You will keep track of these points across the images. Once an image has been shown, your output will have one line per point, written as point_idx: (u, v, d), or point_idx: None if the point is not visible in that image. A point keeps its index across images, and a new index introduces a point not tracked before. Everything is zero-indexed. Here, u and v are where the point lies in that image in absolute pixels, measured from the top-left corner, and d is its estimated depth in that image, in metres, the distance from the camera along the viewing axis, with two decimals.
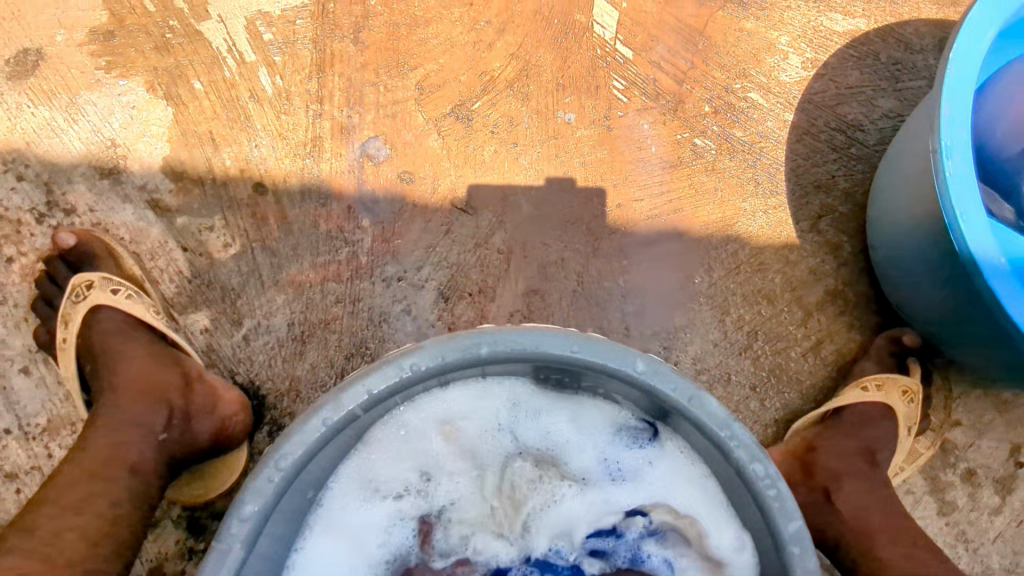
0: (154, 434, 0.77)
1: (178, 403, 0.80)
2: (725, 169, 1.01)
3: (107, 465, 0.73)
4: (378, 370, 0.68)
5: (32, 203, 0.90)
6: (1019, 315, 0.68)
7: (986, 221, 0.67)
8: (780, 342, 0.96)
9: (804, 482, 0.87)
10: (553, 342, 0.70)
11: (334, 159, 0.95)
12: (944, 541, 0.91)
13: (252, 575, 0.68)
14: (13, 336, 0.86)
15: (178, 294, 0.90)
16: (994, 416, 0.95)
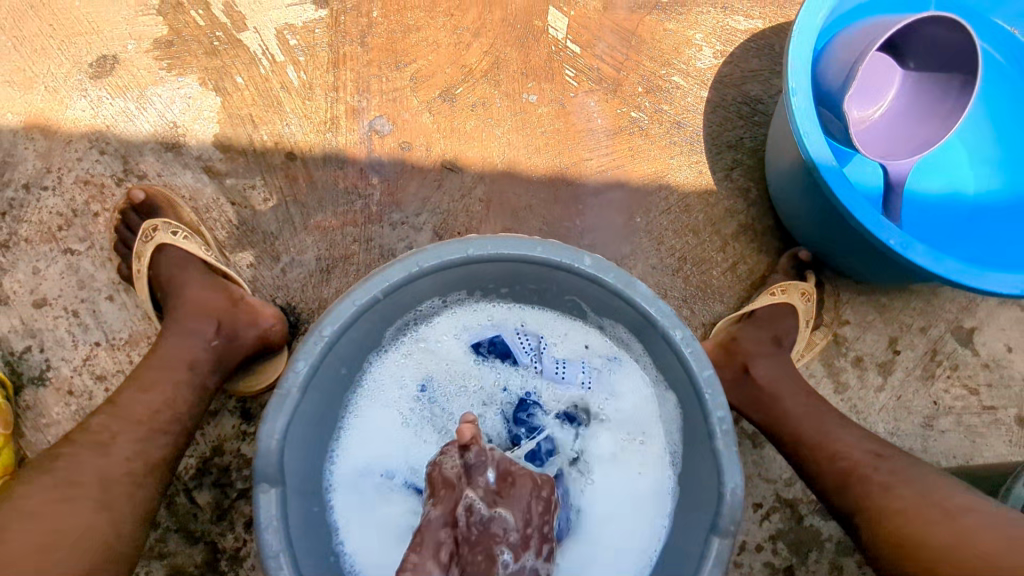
0: (207, 339, 0.98)
1: (226, 318, 1.01)
2: (656, 135, 1.29)
3: (186, 349, 0.96)
4: (392, 266, 0.92)
5: (112, 171, 1.15)
6: (848, 201, 0.93)
7: (821, 138, 0.94)
8: (704, 264, 1.22)
9: (727, 362, 1.09)
10: (523, 244, 0.94)
11: (348, 134, 1.21)
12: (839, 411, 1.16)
13: (302, 423, 0.90)
14: (100, 271, 1.09)
15: (229, 238, 1.14)
16: (875, 315, 1.21)
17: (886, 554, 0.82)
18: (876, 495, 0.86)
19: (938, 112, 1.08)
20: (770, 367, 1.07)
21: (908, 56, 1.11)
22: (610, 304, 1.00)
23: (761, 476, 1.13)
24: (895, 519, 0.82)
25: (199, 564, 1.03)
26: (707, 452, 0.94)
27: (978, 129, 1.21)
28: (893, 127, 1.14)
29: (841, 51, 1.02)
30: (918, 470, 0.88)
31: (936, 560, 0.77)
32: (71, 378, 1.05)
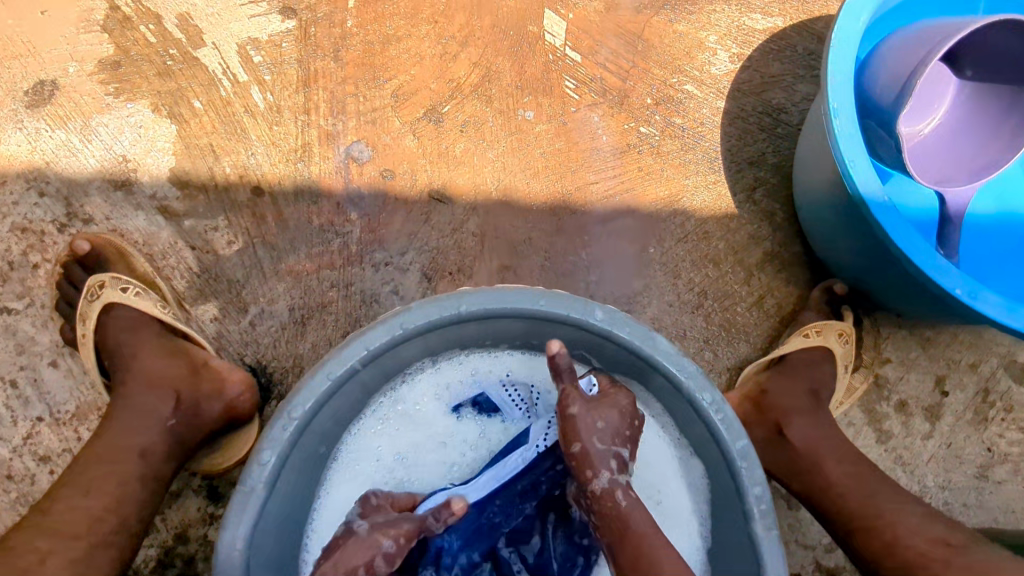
0: (162, 418, 0.85)
1: (185, 391, 0.87)
2: (669, 152, 1.15)
3: (138, 431, 0.83)
4: (372, 330, 0.79)
5: (54, 216, 1.00)
6: (905, 243, 0.79)
7: (870, 169, 0.79)
8: (727, 300, 1.08)
9: (758, 419, 0.96)
10: (524, 299, 0.81)
11: (322, 162, 1.07)
12: (883, 464, 1.03)
13: (270, 519, 0.77)
14: (40, 333, 0.95)
15: (189, 288, 1.00)
16: (919, 352, 1.08)
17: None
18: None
19: (1002, 127, 0.96)
20: (807, 426, 0.94)
21: (967, 64, 0.99)
22: (621, 360, 0.87)
23: (799, 542, 1.00)
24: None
25: None
26: (742, 534, 0.81)
27: None
28: (950, 143, 1.03)
29: (895, 58, 0.88)
30: (993, 558, 0.75)
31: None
32: (10, 460, 0.92)
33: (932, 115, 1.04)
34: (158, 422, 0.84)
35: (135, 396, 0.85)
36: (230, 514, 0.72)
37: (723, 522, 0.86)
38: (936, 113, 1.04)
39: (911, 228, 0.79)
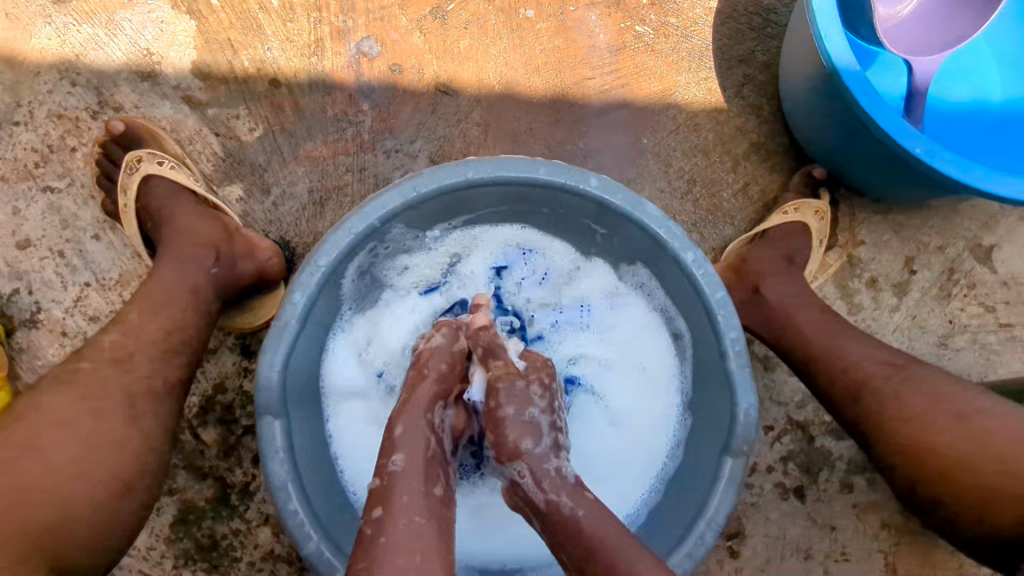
0: (207, 267, 0.93)
1: (224, 247, 0.95)
2: (662, 50, 1.20)
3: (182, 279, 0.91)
4: (387, 191, 0.87)
5: (87, 104, 1.08)
6: (872, 109, 0.86)
7: (843, 39, 0.87)
8: (714, 186, 1.16)
9: (737, 282, 1.05)
10: (524, 167, 0.89)
11: (334, 58, 1.14)
12: None
13: (302, 355, 0.88)
14: (82, 209, 1.05)
15: (215, 171, 1.09)
16: (892, 235, 1.17)
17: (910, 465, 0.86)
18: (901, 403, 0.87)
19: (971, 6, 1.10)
20: (783, 283, 1.03)
21: None
22: (623, 230, 0.95)
23: (773, 400, 1.12)
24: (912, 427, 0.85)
25: (209, 500, 1.03)
26: (718, 376, 0.92)
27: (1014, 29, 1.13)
28: (923, 22, 1.14)
29: None
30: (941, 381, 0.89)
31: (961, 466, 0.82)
32: (63, 320, 1.03)
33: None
34: (199, 270, 0.92)
35: (180, 248, 0.93)
36: (268, 341, 0.83)
37: (705, 375, 0.95)
38: None
39: (880, 96, 0.87)
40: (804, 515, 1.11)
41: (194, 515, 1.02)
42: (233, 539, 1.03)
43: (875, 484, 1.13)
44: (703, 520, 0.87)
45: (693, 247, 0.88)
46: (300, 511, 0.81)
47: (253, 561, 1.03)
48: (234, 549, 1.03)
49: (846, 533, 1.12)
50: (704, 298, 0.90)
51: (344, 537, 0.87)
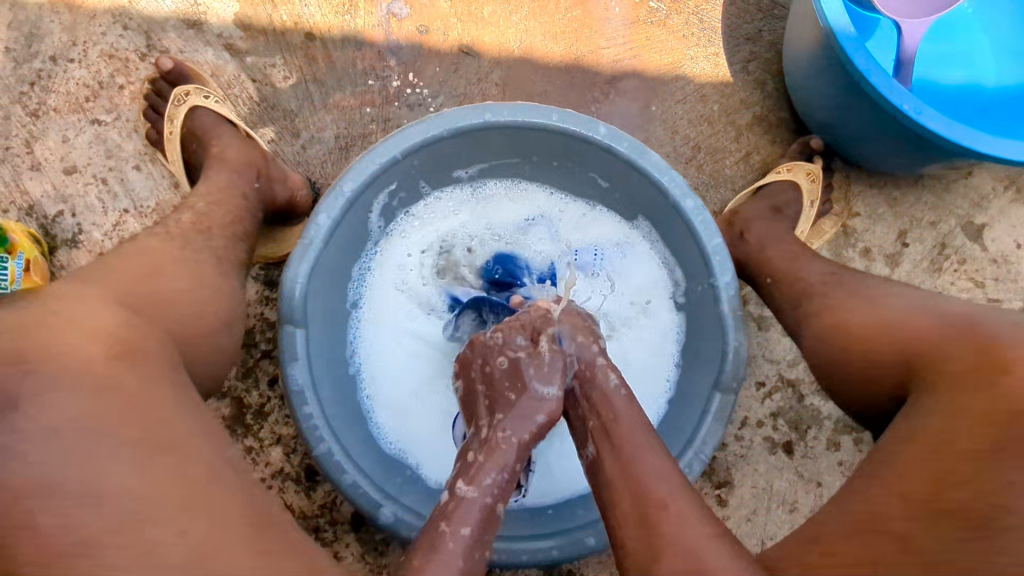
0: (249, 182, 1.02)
1: (263, 170, 1.05)
2: (675, 25, 1.26)
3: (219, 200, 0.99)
4: (409, 128, 0.92)
5: (136, 46, 1.17)
6: (862, 66, 0.94)
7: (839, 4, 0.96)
8: (717, 153, 1.23)
9: (727, 231, 1.13)
10: (539, 112, 0.94)
11: (367, 16, 1.20)
12: None
13: (323, 277, 0.94)
14: (126, 141, 1.14)
15: (250, 114, 1.17)
16: (886, 209, 1.23)
17: (828, 355, 0.87)
18: (835, 306, 0.89)
19: None
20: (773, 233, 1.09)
21: None
22: (632, 183, 1.00)
23: (764, 357, 1.17)
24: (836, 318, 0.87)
25: (226, 418, 1.09)
26: (714, 319, 0.97)
27: (1005, 17, 1.20)
28: None
29: None
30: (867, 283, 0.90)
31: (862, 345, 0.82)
32: (103, 242, 1.11)
33: None
34: (246, 182, 1.02)
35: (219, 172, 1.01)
36: (293, 259, 0.89)
37: (702, 322, 1.00)
38: None
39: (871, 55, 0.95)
40: (791, 470, 1.15)
41: None
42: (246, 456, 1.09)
43: (862, 444, 1.16)
44: (691, 451, 0.91)
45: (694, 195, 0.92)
46: (315, 415, 0.86)
47: (264, 478, 1.09)
48: None
49: (832, 491, 1.15)
50: (703, 246, 0.95)
51: (354, 446, 0.91)
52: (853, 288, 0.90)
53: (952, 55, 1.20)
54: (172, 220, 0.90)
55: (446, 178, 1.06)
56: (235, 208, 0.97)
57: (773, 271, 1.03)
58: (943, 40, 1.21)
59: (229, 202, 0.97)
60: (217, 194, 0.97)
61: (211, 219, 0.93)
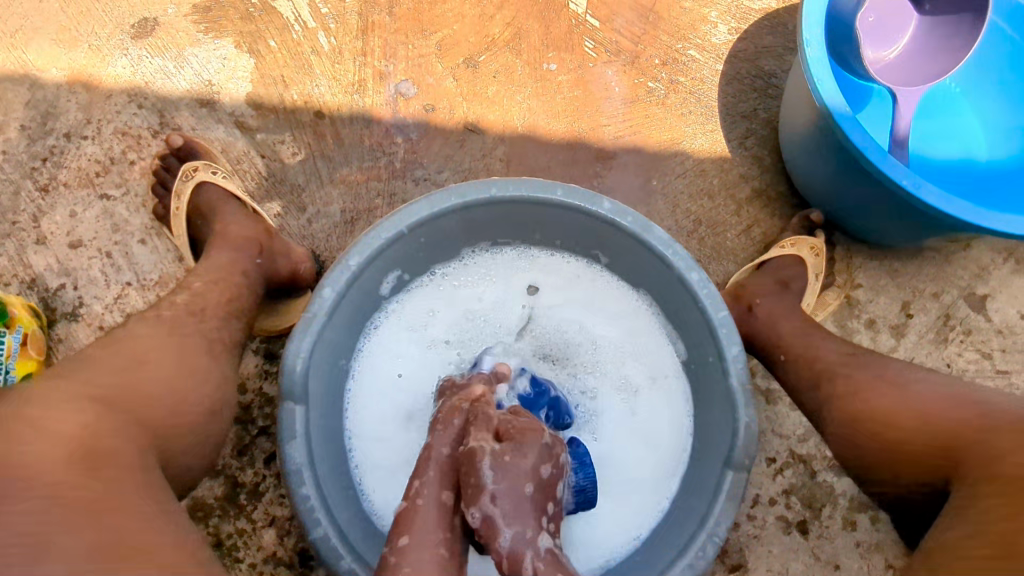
0: (250, 256, 1.03)
1: (266, 244, 1.06)
2: (674, 104, 1.30)
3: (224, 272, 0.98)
4: (416, 202, 0.93)
5: (149, 124, 1.20)
6: (862, 143, 0.97)
7: (835, 85, 1.00)
8: (718, 227, 1.25)
9: (734, 303, 1.12)
10: (545, 187, 0.96)
11: (375, 95, 1.24)
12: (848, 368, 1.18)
13: (325, 351, 0.93)
14: (133, 216, 1.15)
15: (258, 188, 1.19)
16: (888, 280, 1.23)
17: (852, 442, 0.86)
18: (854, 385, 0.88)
19: (947, 47, 1.24)
20: (776, 305, 1.09)
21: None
22: (635, 254, 1.00)
23: (774, 431, 1.14)
24: (860, 403, 0.86)
25: (218, 498, 1.05)
26: (721, 392, 0.95)
27: (991, 95, 1.23)
28: (907, 64, 1.28)
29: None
30: (886, 363, 0.90)
31: (889, 431, 0.81)
32: (103, 315, 1.10)
33: (895, 44, 1.28)
34: (248, 258, 1.02)
35: (225, 248, 1.02)
36: (296, 331, 0.88)
37: (711, 393, 0.98)
38: (898, 42, 1.28)
39: (869, 133, 0.98)
40: (807, 552, 1.10)
41: (203, 512, 1.04)
42: (238, 539, 1.04)
43: (879, 523, 1.12)
44: (704, 532, 0.87)
45: (699, 268, 0.92)
46: (312, 497, 0.83)
47: (255, 563, 1.04)
48: (238, 549, 1.04)
49: (851, 574, 1.10)
50: (709, 318, 0.94)
51: (352, 529, 0.87)
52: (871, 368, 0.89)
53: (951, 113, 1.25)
54: (165, 302, 0.90)
55: (452, 248, 1.05)
56: (231, 285, 0.97)
57: (782, 346, 1.03)
58: (933, 118, 1.25)
59: (227, 279, 0.97)
60: (217, 272, 0.97)
61: (206, 299, 0.92)
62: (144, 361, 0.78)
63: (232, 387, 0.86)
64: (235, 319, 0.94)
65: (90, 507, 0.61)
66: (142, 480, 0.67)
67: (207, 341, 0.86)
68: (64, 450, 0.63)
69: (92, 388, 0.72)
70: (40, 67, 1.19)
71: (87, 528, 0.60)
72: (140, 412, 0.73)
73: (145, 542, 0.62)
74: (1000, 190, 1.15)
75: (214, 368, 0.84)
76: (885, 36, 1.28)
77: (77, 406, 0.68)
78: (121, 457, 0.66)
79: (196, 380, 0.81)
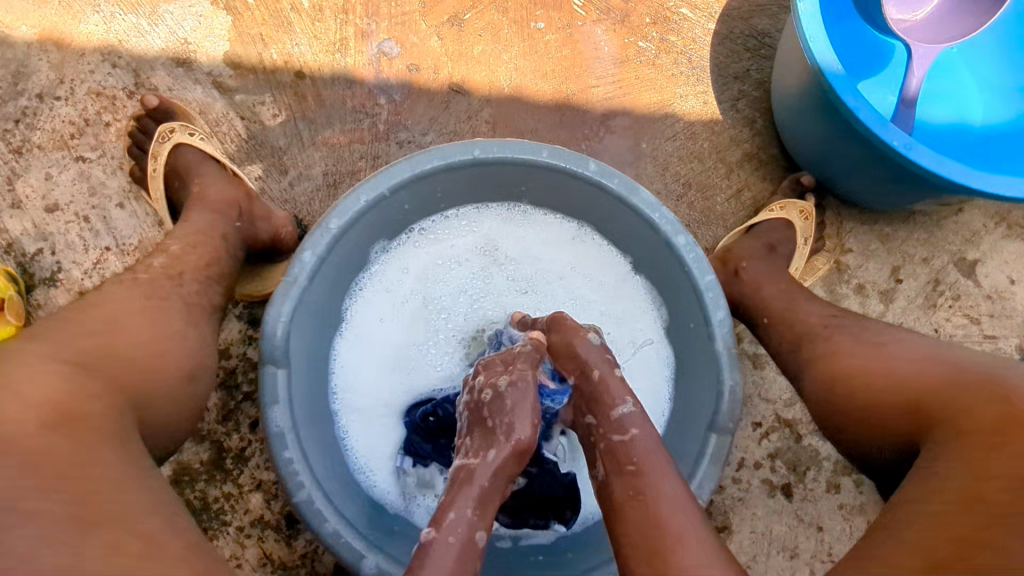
0: (231, 220, 1.01)
1: (245, 207, 1.04)
2: (665, 64, 1.26)
3: (204, 234, 0.96)
4: (398, 163, 0.91)
5: (124, 84, 1.16)
6: (851, 103, 0.95)
7: (828, 42, 0.97)
8: (707, 191, 1.23)
9: (721, 268, 1.11)
10: (531, 148, 0.93)
11: (357, 55, 1.20)
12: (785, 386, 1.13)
13: (307, 313, 0.91)
14: (110, 179, 1.12)
15: (237, 151, 1.17)
16: (878, 245, 1.22)
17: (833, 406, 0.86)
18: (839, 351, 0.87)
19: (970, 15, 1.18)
20: (764, 268, 1.08)
21: None
22: (621, 216, 0.98)
23: (760, 395, 1.14)
24: (841, 366, 0.86)
25: (204, 462, 1.05)
26: (707, 356, 0.94)
27: (996, 73, 1.20)
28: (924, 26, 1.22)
29: None
30: (870, 328, 0.90)
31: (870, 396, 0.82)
32: (82, 280, 1.09)
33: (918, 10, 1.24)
34: (227, 222, 1.00)
35: (203, 211, 1.00)
36: (276, 294, 0.86)
37: (696, 357, 0.97)
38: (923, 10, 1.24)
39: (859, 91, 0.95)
40: (791, 514, 1.12)
41: (189, 477, 1.04)
42: (224, 503, 1.04)
43: (862, 486, 1.13)
44: (688, 494, 0.87)
45: (685, 231, 0.91)
46: (294, 460, 0.82)
47: (242, 526, 1.04)
48: (225, 514, 1.04)
49: (833, 535, 1.11)
50: (695, 282, 0.92)
51: (334, 491, 0.87)
52: (856, 333, 0.89)
53: (953, 56, 1.22)
54: (144, 264, 0.88)
55: (435, 210, 1.03)
56: (211, 248, 0.95)
57: (769, 311, 1.02)
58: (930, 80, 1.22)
59: (207, 242, 0.95)
60: (196, 235, 0.95)
61: (185, 261, 0.90)
62: (123, 323, 0.77)
63: (214, 350, 0.85)
64: (215, 283, 0.92)
65: (72, 467, 0.61)
66: (120, 443, 0.66)
67: (186, 305, 0.85)
68: (44, 410, 0.63)
69: (68, 350, 0.70)
70: (8, 24, 1.15)
71: (70, 487, 0.59)
72: (118, 375, 0.72)
73: (128, 502, 0.61)
74: (996, 146, 1.14)
75: (195, 331, 0.83)
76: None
77: (53, 368, 0.67)
78: (101, 418, 0.66)
79: (175, 343, 0.80)
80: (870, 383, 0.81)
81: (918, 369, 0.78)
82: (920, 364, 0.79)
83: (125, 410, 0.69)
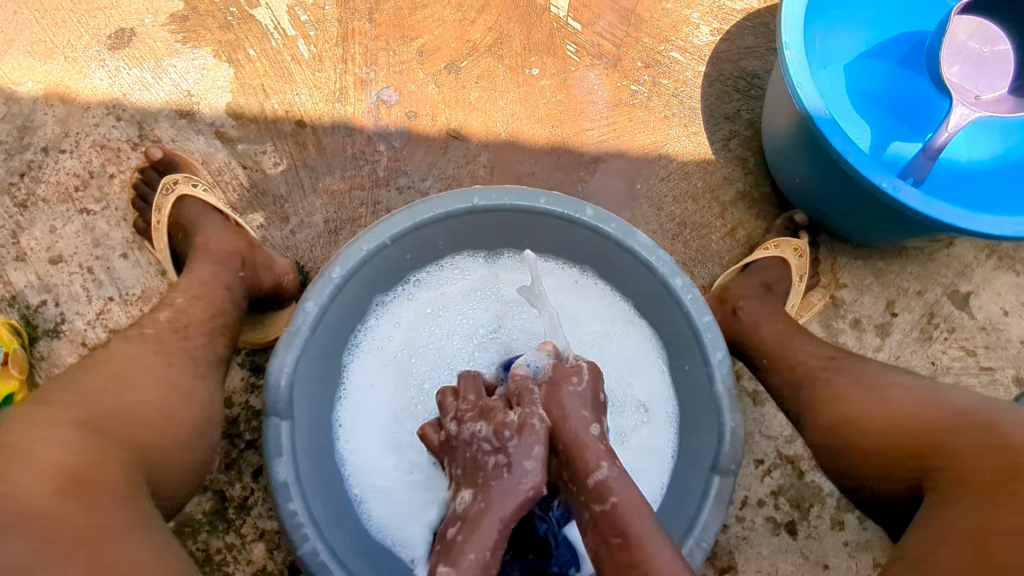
0: (234, 270, 1.02)
1: (249, 257, 1.05)
2: (656, 107, 1.30)
3: (208, 286, 0.98)
4: (399, 212, 0.93)
5: (128, 136, 1.19)
6: (841, 147, 0.97)
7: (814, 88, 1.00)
8: (702, 229, 1.25)
9: (718, 307, 1.13)
10: (529, 195, 0.95)
11: (357, 103, 1.23)
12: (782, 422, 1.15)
13: (309, 363, 0.92)
14: (114, 230, 1.14)
15: (240, 200, 1.19)
16: (872, 279, 1.24)
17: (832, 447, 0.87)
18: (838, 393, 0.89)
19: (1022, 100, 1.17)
20: (758, 307, 1.10)
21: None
22: (617, 260, 1.00)
23: (762, 432, 1.15)
24: (838, 409, 0.87)
25: (206, 513, 1.04)
26: (707, 397, 0.95)
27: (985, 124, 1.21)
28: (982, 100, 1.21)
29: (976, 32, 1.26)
30: (866, 369, 0.91)
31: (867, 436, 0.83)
32: (85, 331, 1.10)
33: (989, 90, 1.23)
34: (230, 272, 1.01)
35: (206, 263, 1.01)
36: (280, 346, 0.87)
37: (697, 399, 0.98)
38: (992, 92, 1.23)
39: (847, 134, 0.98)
40: (795, 552, 1.11)
41: (191, 528, 1.04)
42: (227, 554, 1.04)
43: (866, 522, 1.13)
44: (693, 538, 0.88)
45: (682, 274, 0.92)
46: (299, 512, 0.83)
47: None
48: (228, 564, 1.04)
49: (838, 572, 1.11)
50: (693, 323, 0.94)
51: (338, 542, 0.87)
52: (853, 374, 0.90)
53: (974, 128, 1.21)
54: (149, 319, 0.89)
55: (434, 257, 1.05)
56: (215, 300, 0.96)
57: (766, 350, 1.03)
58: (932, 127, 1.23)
59: (211, 293, 0.96)
60: (199, 287, 0.97)
61: (189, 315, 0.91)
62: (129, 381, 0.78)
63: (218, 403, 0.85)
64: (219, 334, 0.93)
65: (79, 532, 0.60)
66: (129, 504, 0.66)
67: (191, 360, 0.85)
68: (52, 474, 0.63)
69: (77, 411, 0.71)
70: (15, 80, 1.18)
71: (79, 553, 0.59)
72: (125, 434, 0.72)
73: (137, 567, 0.61)
74: (997, 181, 1.18)
75: (201, 386, 0.84)
76: (992, 66, 1.24)
77: (60, 429, 0.67)
78: (109, 480, 0.66)
79: (181, 399, 0.80)
80: (867, 426, 0.82)
81: (916, 411, 0.80)
82: (919, 406, 0.80)
83: (131, 470, 0.70)
